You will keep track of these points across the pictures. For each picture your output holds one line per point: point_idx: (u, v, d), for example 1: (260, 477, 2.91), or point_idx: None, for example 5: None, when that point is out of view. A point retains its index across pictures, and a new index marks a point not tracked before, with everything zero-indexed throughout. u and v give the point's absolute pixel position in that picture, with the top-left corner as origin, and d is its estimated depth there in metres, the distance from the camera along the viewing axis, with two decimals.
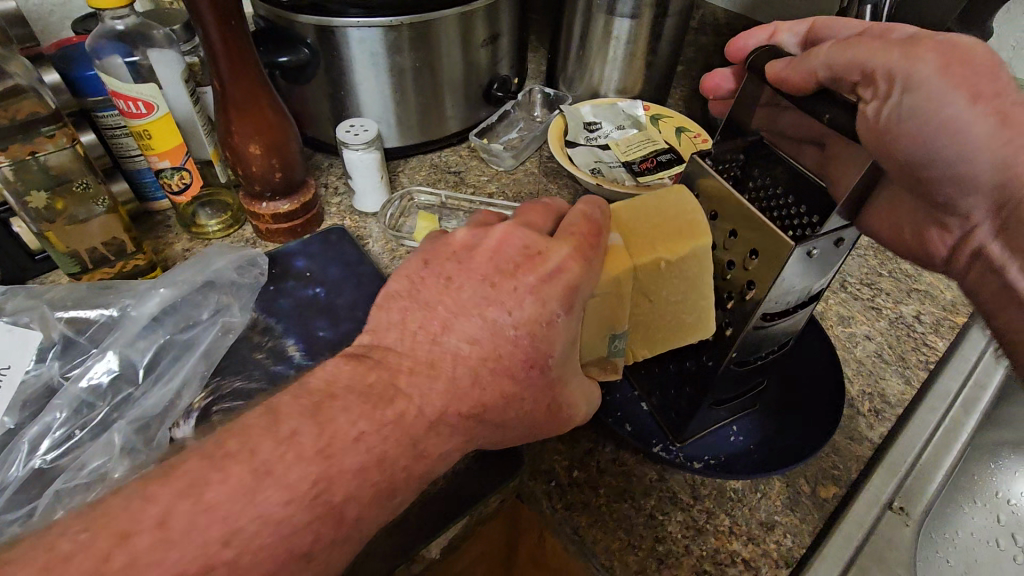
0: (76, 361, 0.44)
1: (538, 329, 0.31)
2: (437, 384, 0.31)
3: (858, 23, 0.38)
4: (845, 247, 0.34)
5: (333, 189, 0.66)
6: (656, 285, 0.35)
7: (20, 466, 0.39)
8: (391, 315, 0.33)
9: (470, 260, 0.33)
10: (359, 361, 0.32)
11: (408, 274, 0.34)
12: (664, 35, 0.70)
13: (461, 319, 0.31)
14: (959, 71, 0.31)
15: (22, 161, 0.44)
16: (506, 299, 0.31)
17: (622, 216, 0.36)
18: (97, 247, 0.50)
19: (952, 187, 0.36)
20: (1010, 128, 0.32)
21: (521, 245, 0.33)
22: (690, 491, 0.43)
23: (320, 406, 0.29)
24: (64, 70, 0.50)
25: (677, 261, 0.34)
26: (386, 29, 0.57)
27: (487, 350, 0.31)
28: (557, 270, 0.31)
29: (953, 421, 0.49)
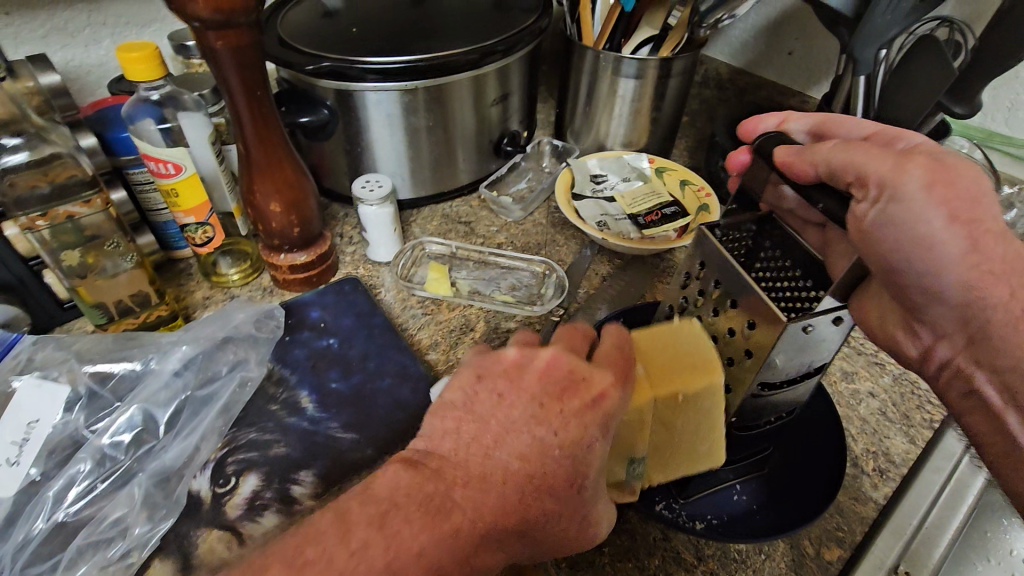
0: (100, 414, 0.46)
1: (579, 449, 0.32)
2: (484, 506, 0.30)
3: (869, 123, 0.38)
4: (844, 326, 0.35)
5: (347, 239, 0.68)
6: (679, 413, 0.37)
7: (44, 520, 0.41)
8: (446, 423, 0.33)
9: (521, 380, 0.34)
10: (413, 468, 0.31)
11: (463, 387, 0.35)
12: (668, 95, 0.73)
13: (512, 435, 0.32)
14: (943, 191, 0.31)
15: (59, 223, 0.46)
16: (553, 422, 0.32)
17: (646, 345, 0.39)
18: (123, 299, 0.52)
19: (920, 294, 0.34)
20: (978, 252, 0.31)
21: (568, 367, 0.34)
22: (693, 552, 0.43)
23: (384, 516, 0.28)
24: (100, 133, 0.53)
25: (692, 395, 0.36)
26: (401, 93, 0.60)
27: (520, 467, 0.31)
28: (599, 399, 0.33)
29: (959, 482, 0.49)
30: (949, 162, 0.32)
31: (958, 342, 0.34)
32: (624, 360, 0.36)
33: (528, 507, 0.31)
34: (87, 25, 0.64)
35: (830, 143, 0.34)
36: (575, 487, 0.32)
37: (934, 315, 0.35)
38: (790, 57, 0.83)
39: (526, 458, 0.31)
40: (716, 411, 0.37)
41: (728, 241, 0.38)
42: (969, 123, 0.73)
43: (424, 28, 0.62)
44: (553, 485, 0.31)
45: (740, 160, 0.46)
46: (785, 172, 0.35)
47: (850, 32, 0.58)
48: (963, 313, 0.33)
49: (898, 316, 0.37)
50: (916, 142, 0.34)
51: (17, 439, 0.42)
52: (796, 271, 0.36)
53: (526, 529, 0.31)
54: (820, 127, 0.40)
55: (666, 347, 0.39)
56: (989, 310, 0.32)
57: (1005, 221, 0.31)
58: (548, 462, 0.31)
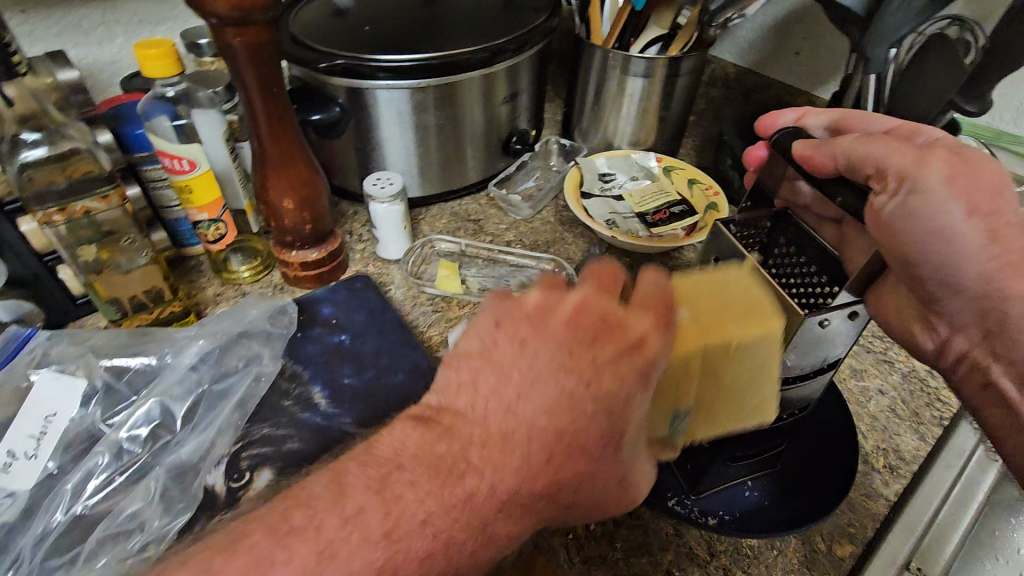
0: (118, 407, 0.46)
1: (612, 402, 0.31)
2: (510, 467, 0.29)
3: (888, 120, 0.38)
4: (860, 322, 0.36)
5: (357, 236, 0.69)
6: (724, 365, 0.35)
7: (62, 513, 0.41)
8: (464, 374, 0.32)
9: (548, 325, 0.33)
10: (429, 425, 0.31)
11: (480, 333, 0.34)
12: (676, 94, 0.73)
13: (535, 386, 0.31)
14: (963, 183, 0.31)
15: (75, 218, 0.47)
16: (585, 372, 0.31)
17: (688, 293, 0.36)
18: (137, 294, 0.53)
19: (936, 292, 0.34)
20: (998, 244, 0.32)
21: (599, 312, 0.33)
22: (706, 548, 0.43)
23: (386, 480, 0.29)
24: (115, 128, 0.53)
25: (745, 347, 0.33)
26: (412, 90, 0.60)
27: (547, 420, 0.30)
28: (636, 346, 0.32)
29: (969, 481, 0.50)
30: (970, 155, 0.32)
31: (974, 335, 0.35)
32: (663, 302, 0.34)
33: (555, 464, 0.30)
34: (100, 23, 0.65)
35: (849, 136, 0.34)
36: (610, 446, 0.32)
37: (952, 309, 0.35)
38: (797, 56, 0.84)
39: (552, 412, 0.30)
40: (772, 359, 0.34)
41: (745, 238, 0.39)
42: (977, 122, 0.74)
43: (435, 26, 0.62)
44: (581, 441, 0.31)
45: (757, 155, 0.48)
46: (804, 167, 0.34)
47: (860, 31, 0.58)
48: (982, 307, 0.33)
49: (914, 311, 0.38)
50: (936, 137, 0.35)
51: (35, 432, 0.43)
52: (811, 268, 0.37)
53: (552, 487, 0.30)
54: (837, 124, 0.40)
55: (717, 291, 0.36)
56: (1007, 304, 0.32)
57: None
58: (575, 415, 0.31)
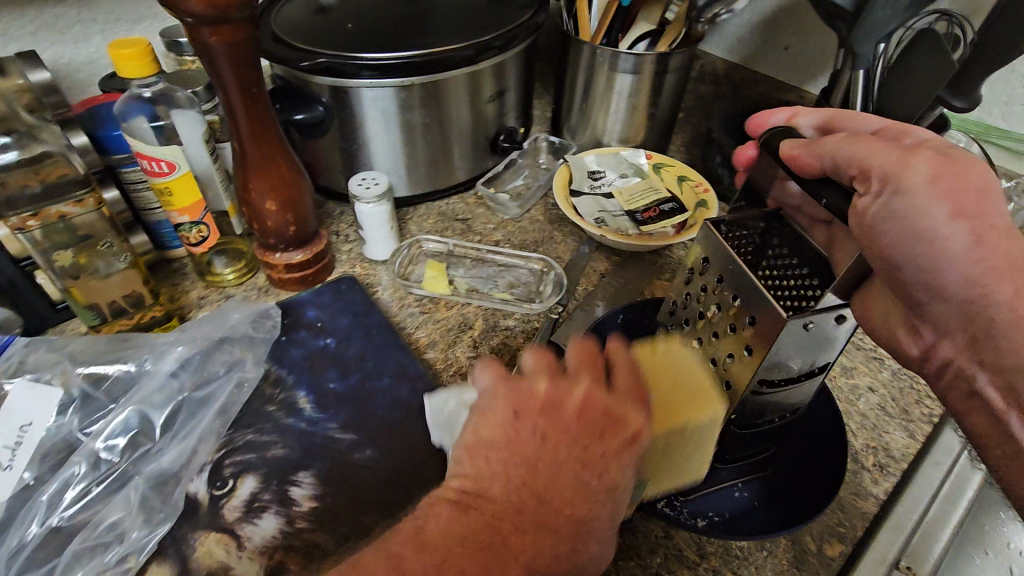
0: (95, 416, 0.46)
1: (616, 490, 0.33)
2: (538, 560, 0.30)
3: (878, 119, 0.38)
4: (844, 327, 0.36)
5: (343, 237, 0.68)
6: (681, 441, 0.38)
7: (39, 525, 0.40)
8: (492, 465, 0.32)
9: (561, 419, 0.33)
10: (466, 513, 0.31)
11: (498, 423, 0.34)
12: (665, 90, 0.72)
13: (557, 483, 0.32)
14: (948, 186, 0.31)
15: (51, 223, 0.46)
16: (596, 465, 0.33)
17: (647, 364, 0.40)
18: (116, 299, 0.52)
19: (923, 294, 0.34)
20: (983, 247, 0.31)
21: (603, 408, 0.34)
22: (695, 550, 0.43)
23: (446, 560, 0.29)
24: (92, 130, 0.52)
25: (699, 426, 0.37)
26: (397, 89, 0.59)
27: (564, 509, 0.32)
28: (635, 438, 0.33)
29: (959, 476, 0.49)
30: (956, 157, 0.32)
31: (959, 342, 0.34)
32: (642, 389, 0.35)
33: (574, 553, 0.31)
34: (76, 22, 0.63)
35: (836, 137, 0.34)
36: (614, 530, 0.34)
37: (936, 315, 0.34)
38: (787, 51, 0.83)
39: (571, 505, 0.32)
40: (709, 442, 0.38)
41: (734, 239, 0.39)
42: (966, 117, 0.74)
43: (420, 23, 0.61)
44: (590, 533, 0.32)
45: (747, 156, 0.47)
46: (790, 166, 0.35)
47: (847, 27, 0.58)
48: (966, 313, 0.33)
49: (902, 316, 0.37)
50: (923, 139, 0.34)
51: (10, 443, 0.42)
52: (802, 268, 0.37)
53: (574, 573, 0.32)
54: (829, 123, 0.40)
55: (665, 366, 0.40)
56: (991, 308, 0.32)
57: (1011, 220, 0.32)
58: (589, 508, 0.32)
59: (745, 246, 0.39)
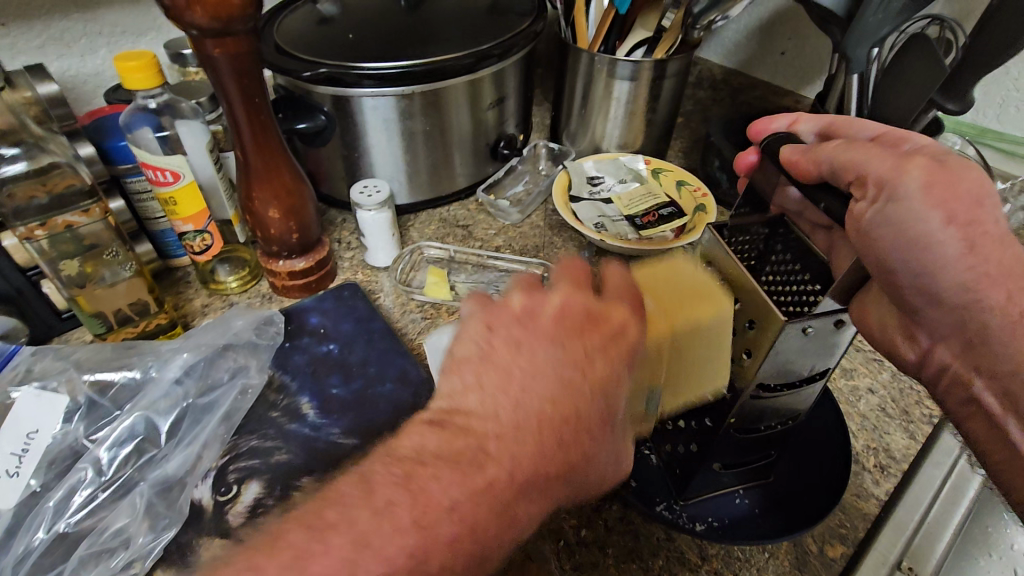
0: (101, 423, 0.46)
1: (604, 383, 0.33)
2: (525, 450, 0.30)
3: (876, 126, 0.38)
4: (845, 334, 0.36)
5: (345, 244, 0.68)
6: (686, 352, 0.38)
7: (45, 531, 0.40)
8: (467, 377, 0.33)
9: (535, 325, 0.35)
10: (441, 428, 0.31)
11: (476, 337, 0.35)
12: (663, 96, 0.73)
13: (538, 377, 0.32)
14: (941, 192, 0.31)
15: (58, 232, 0.47)
16: (580, 362, 0.33)
17: (653, 280, 0.41)
18: (122, 308, 0.52)
19: (917, 299, 0.34)
20: (975, 254, 0.32)
21: (582, 309, 0.36)
22: (697, 552, 0.43)
23: (411, 473, 0.29)
24: (98, 141, 0.53)
25: (709, 319, 0.37)
26: (398, 97, 0.60)
27: (550, 406, 0.32)
28: (620, 333, 0.35)
29: (960, 475, 0.49)
30: (952, 164, 0.32)
31: (955, 346, 0.35)
32: (633, 294, 0.37)
33: (568, 448, 0.31)
34: (82, 35, 0.64)
35: (832, 144, 0.34)
36: (607, 426, 0.34)
37: (930, 319, 0.35)
38: (783, 57, 0.84)
39: (557, 404, 0.32)
40: (726, 333, 0.38)
41: (736, 245, 0.39)
42: (960, 120, 0.75)
43: (420, 32, 0.62)
44: (582, 430, 0.32)
45: (747, 161, 0.47)
46: (787, 169, 0.35)
47: (842, 32, 0.59)
48: (960, 318, 0.33)
49: (896, 323, 0.37)
50: (920, 145, 0.34)
51: (17, 449, 0.42)
52: (805, 274, 0.36)
53: (568, 474, 0.32)
54: (828, 129, 0.40)
55: (673, 278, 0.41)
56: (983, 314, 0.32)
57: (1006, 227, 0.32)
58: (579, 401, 0.32)
59: (747, 251, 0.39)
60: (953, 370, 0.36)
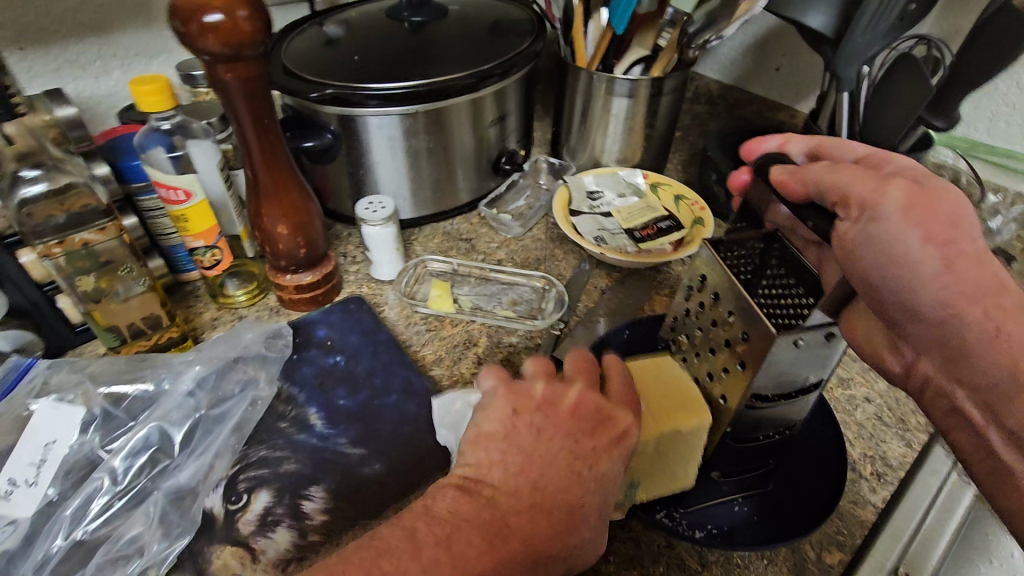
0: (115, 434, 0.47)
1: (605, 479, 0.36)
2: (535, 526, 0.33)
3: (863, 147, 0.40)
4: (836, 346, 0.38)
5: (351, 258, 0.70)
6: (671, 450, 0.41)
7: (62, 539, 0.42)
8: (492, 454, 0.35)
9: (553, 415, 0.37)
10: (468, 497, 0.34)
11: (498, 416, 0.37)
12: (660, 112, 0.75)
13: (556, 485, 0.35)
14: (919, 213, 0.32)
15: (75, 250, 0.48)
16: (589, 458, 0.36)
17: (641, 378, 0.44)
18: (135, 322, 0.54)
19: (902, 312, 0.35)
20: (952, 273, 0.32)
21: (595, 406, 0.38)
22: (698, 559, 0.44)
23: (449, 535, 0.32)
24: (113, 161, 0.55)
25: (689, 431, 0.40)
26: (402, 116, 0.62)
27: (563, 493, 0.34)
28: (623, 436, 0.36)
29: (953, 486, 0.50)
30: (931, 186, 0.33)
31: (936, 358, 0.36)
32: (631, 397, 0.40)
33: (566, 533, 0.34)
34: (97, 58, 0.67)
35: (819, 166, 0.36)
36: (603, 523, 0.36)
37: (915, 332, 0.37)
38: (778, 73, 0.86)
39: (568, 489, 0.35)
40: (695, 444, 0.42)
41: (734, 261, 0.41)
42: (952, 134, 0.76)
43: (425, 54, 0.64)
44: (581, 516, 0.35)
45: (741, 179, 0.49)
46: (779, 190, 0.38)
47: (832, 51, 0.61)
48: (942, 331, 0.35)
49: (883, 336, 0.38)
50: (904, 167, 0.36)
51: (35, 460, 0.44)
52: (799, 287, 0.37)
53: (565, 558, 0.34)
54: (818, 150, 0.42)
55: (654, 380, 0.44)
56: (964, 325, 0.34)
57: (985, 243, 0.33)
58: (582, 494, 0.35)
59: (744, 267, 0.40)
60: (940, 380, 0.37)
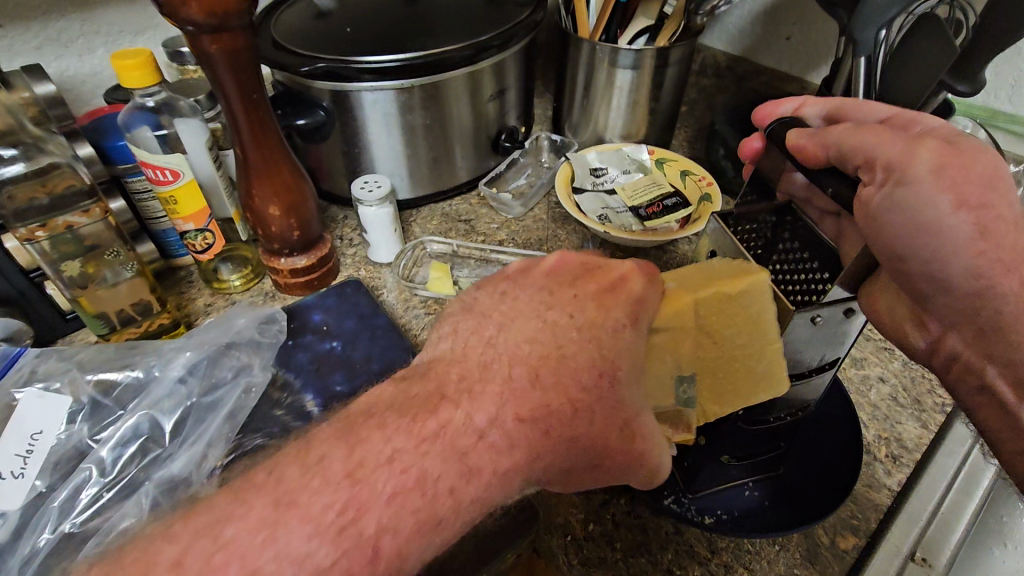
0: (104, 423, 0.46)
1: (599, 329, 0.34)
2: (493, 380, 0.32)
3: (887, 107, 0.37)
4: (854, 323, 0.37)
5: (348, 241, 0.68)
6: (727, 314, 0.35)
7: (51, 531, 0.41)
8: (451, 326, 0.36)
9: (525, 279, 0.38)
10: (410, 379, 0.33)
11: (485, 287, 0.38)
12: (665, 85, 0.72)
13: (519, 321, 0.35)
14: (953, 175, 0.30)
15: (59, 233, 0.47)
16: (566, 304, 0.35)
17: (677, 275, 0.38)
18: (124, 308, 0.52)
19: (929, 288, 0.33)
20: (986, 239, 0.31)
21: (581, 262, 0.39)
22: (707, 545, 0.43)
23: (352, 425, 0.29)
24: (96, 141, 0.53)
25: (738, 295, 0.34)
26: (397, 91, 0.59)
27: (532, 337, 0.33)
28: (620, 281, 0.36)
29: (974, 465, 0.48)
30: (964, 145, 0.31)
31: (965, 336, 0.34)
32: (649, 264, 0.38)
33: (550, 384, 0.32)
34: (80, 35, 0.64)
35: (842, 126, 0.34)
36: (606, 379, 0.32)
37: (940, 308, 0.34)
38: (788, 42, 0.83)
39: (536, 332, 0.34)
40: (768, 310, 0.35)
41: (744, 236, 0.39)
42: (971, 102, 0.73)
43: (420, 25, 0.61)
44: (566, 363, 0.32)
45: (753, 147, 0.46)
46: (796, 156, 0.36)
47: (848, 15, 0.57)
48: (971, 308, 0.32)
49: (904, 309, 0.35)
50: (933, 127, 0.33)
51: (21, 451, 0.43)
52: (813, 261, 0.36)
53: (552, 427, 0.31)
54: (836, 113, 0.39)
55: (707, 271, 0.37)
56: (996, 299, 0.32)
57: (1022, 210, 0.31)
58: (568, 342, 0.33)
59: (755, 241, 0.39)
60: (962, 362, 0.35)
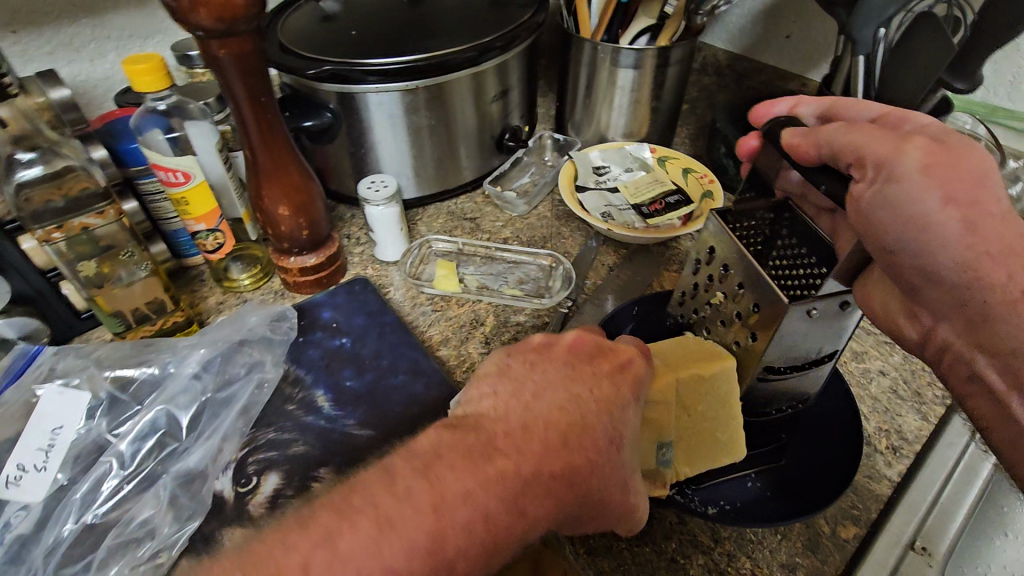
0: (122, 418, 0.47)
1: (613, 406, 0.35)
2: (535, 449, 0.31)
3: (878, 106, 0.38)
4: (850, 314, 0.37)
5: (355, 240, 0.69)
6: (697, 399, 0.41)
7: (73, 522, 0.42)
8: (481, 390, 0.35)
9: (549, 355, 0.37)
10: (456, 428, 0.32)
11: (495, 359, 0.38)
12: (667, 84, 0.73)
13: (549, 391, 0.34)
14: (940, 173, 0.31)
15: (75, 234, 0.48)
16: (587, 381, 0.35)
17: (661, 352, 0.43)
18: (139, 307, 0.54)
19: (924, 281, 0.34)
20: (974, 235, 0.31)
21: (596, 344, 0.39)
22: (710, 535, 0.44)
23: (428, 466, 0.29)
24: (110, 145, 0.54)
25: (709, 376, 0.40)
26: (403, 93, 0.60)
27: (560, 413, 0.33)
28: (627, 363, 0.38)
29: (973, 456, 0.49)
30: (953, 143, 0.32)
31: (960, 326, 0.35)
32: (641, 346, 0.40)
33: (570, 447, 0.32)
34: (91, 40, 0.65)
35: (834, 125, 0.35)
36: (613, 447, 0.34)
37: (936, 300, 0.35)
38: (788, 40, 0.84)
39: (565, 412, 0.33)
40: (733, 393, 0.41)
41: (742, 232, 0.40)
42: (971, 98, 0.74)
43: (424, 26, 0.62)
44: (585, 440, 0.32)
45: (751, 145, 0.47)
46: (791, 155, 0.36)
47: (847, 13, 0.58)
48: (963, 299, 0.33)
49: (900, 301, 0.36)
50: (923, 125, 0.34)
51: (43, 445, 0.44)
52: (812, 257, 0.37)
53: (578, 491, 0.32)
54: (830, 112, 0.40)
55: (675, 350, 0.43)
56: (989, 291, 0.32)
57: (1009, 206, 0.32)
58: (589, 416, 0.33)
59: (754, 236, 0.40)
60: (957, 354, 0.36)
